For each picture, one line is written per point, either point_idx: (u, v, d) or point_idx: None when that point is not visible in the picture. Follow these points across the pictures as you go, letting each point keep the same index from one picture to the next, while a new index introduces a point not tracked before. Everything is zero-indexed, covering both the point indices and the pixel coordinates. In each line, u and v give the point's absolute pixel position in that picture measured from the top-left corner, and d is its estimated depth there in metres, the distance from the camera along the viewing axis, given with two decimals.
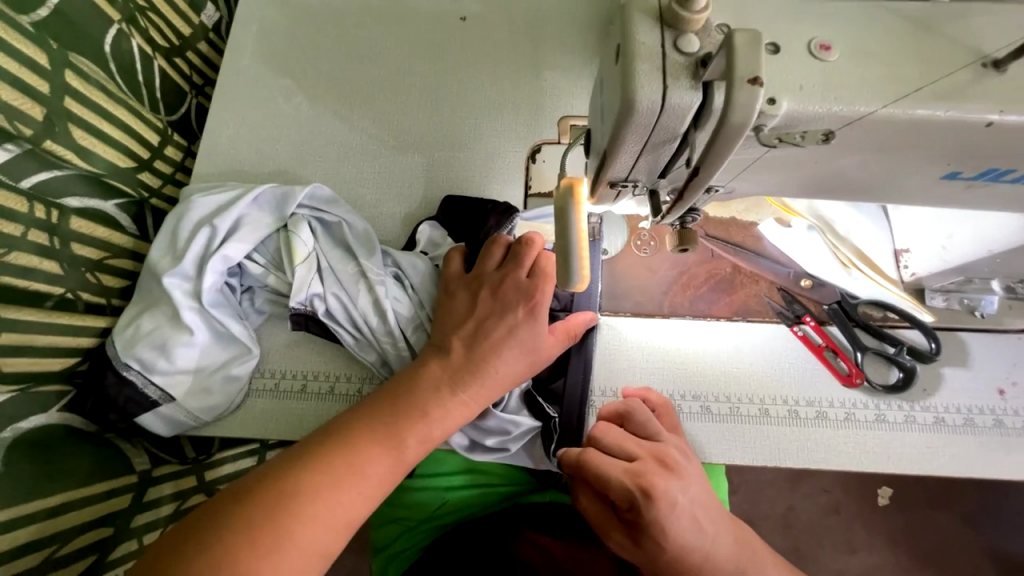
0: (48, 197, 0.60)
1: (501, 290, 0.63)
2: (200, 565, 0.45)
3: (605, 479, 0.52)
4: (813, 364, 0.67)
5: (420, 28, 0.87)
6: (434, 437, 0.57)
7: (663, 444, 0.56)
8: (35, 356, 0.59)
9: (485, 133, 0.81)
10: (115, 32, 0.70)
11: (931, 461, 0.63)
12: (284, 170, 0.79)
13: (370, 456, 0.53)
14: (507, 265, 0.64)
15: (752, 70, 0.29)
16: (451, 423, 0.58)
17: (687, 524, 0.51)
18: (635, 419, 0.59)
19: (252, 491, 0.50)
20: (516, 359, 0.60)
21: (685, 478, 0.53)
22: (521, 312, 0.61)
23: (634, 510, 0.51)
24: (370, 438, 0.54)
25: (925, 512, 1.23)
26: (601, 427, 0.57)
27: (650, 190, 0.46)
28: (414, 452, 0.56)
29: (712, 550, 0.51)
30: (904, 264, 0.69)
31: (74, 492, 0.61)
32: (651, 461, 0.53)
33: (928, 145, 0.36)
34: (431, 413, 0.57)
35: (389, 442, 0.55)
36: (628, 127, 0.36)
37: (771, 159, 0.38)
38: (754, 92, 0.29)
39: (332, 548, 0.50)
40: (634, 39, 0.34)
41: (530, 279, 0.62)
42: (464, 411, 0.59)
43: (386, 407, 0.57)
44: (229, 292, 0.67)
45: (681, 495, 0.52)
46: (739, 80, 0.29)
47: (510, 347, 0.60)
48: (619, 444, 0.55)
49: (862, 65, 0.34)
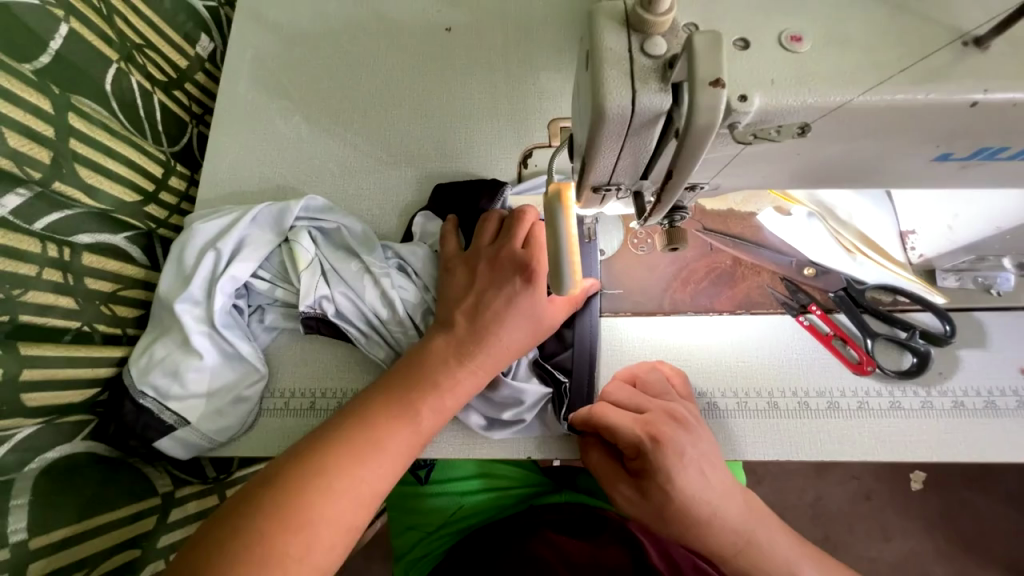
0: (60, 236, 0.63)
1: (497, 263, 0.62)
2: (230, 543, 0.47)
3: (615, 429, 0.52)
4: (823, 354, 0.66)
5: (407, 42, 0.88)
6: (448, 407, 0.58)
7: (673, 402, 0.56)
8: (57, 389, 0.62)
9: (476, 140, 0.81)
10: (114, 71, 0.73)
11: (951, 447, 0.61)
12: (285, 191, 0.81)
13: (386, 432, 0.54)
14: (501, 239, 0.64)
15: (713, 72, 0.29)
16: (463, 393, 0.59)
17: (695, 474, 0.51)
18: (646, 378, 0.60)
19: (276, 469, 0.52)
20: (519, 328, 0.60)
21: (694, 432, 0.53)
22: (519, 281, 0.61)
23: (641, 458, 0.52)
24: (383, 415, 0.55)
25: (961, 495, 1.18)
26: (612, 384, 0.58)
27: (634, 192, 0.45)
28: (431, 423, 0.57)
29: (721, 507, 0.51)
30: (911, 246, 0.67)
31: (102, 516, 0.63)
32: (662, 413, 0.54)
33: (913, 129, 0.35)
34: (441, 385, 0.57)
35: (405, 415, 0.56)
36: (601, 133, 0.36)
37: (751, 156, 0.38)
38: (717, 93, 0.29)
39: (357, 525, 0.51)
40: (601, 45, 0.34)
41: (525, 249, 0.62)
42: (474, 379, 0.59)
43: (399, 383, 0.57)
44: (238, 313, 0.69)
45: (690, 447, 0.52)
46: (701, 83, 0.29)
47: (513, 316, 0.60)
48: (630, 399, 0.56)
49: (835, 54, 0.33)
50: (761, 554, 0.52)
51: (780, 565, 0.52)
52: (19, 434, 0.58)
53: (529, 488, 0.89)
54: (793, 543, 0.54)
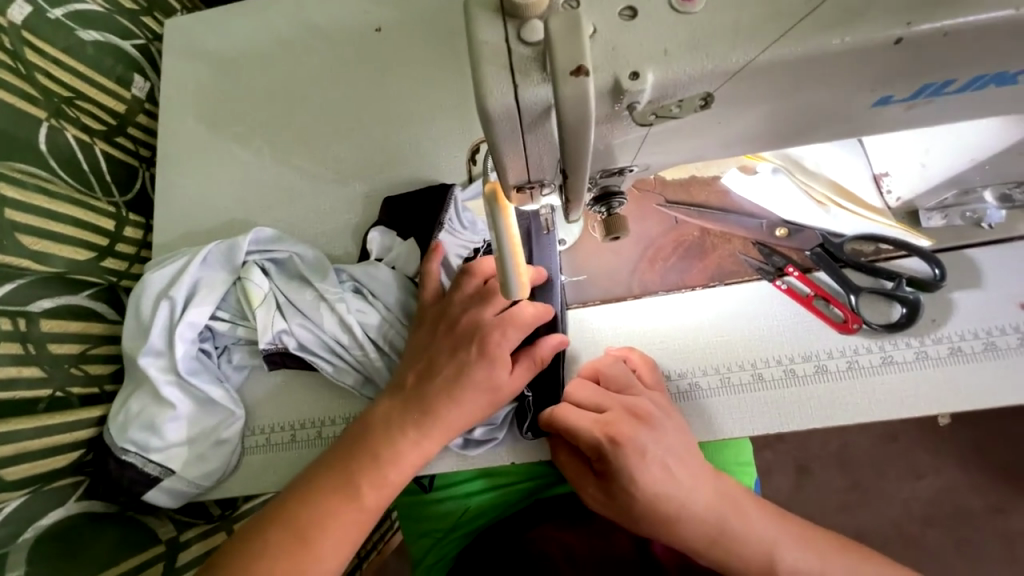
0: (13, 307, 0.63)
1: (457, 329, 0.59)
2: None
3: (575, 432, 0.53)
4: (804, 316, 0.62)
5: (340, 49, 0.84)
6: (390, 480, 0.55)
7: (638, 396, 0.55)
8: (36, 458, 0.63)
9: (423, 143, 0.78)
10: (46, 129, 0.72)
11: (945, 400, 0.58)
12: (239, 225, 0.79)
13: (329, 508, 0.53)
14: (474, 302, 0.60)
15: (574, 59, 0.28)
16: (407, 465, 0.56)
17: (658, 472, 0.50)
18: (609, 372, 0.59)
19: (246, 531, 0.54)
20: (472, 400, 0.56)
21: (658, 428, 0.52)
22: (473, 351, 0.57)
23: (603, 460, 0.51)
24: (327, 490, 0.54)
25: (989, 425, 1.14)
26: (575, 384, 0.58)
27: (560, 186, 0.41)
28: (374, 499, 0.54)
29: (690, 500, 0.51)
30: (887, 190, 0.62)
31: (117, 568, 0.65)
32: (622, 412, 0.53)
33: (837, 78, 0.32)
34: (382, 455, 0.55)
35: (346, 489, 0.54)
36: (494, 135, 0.33)
37: (665, 133, 0.35)
38: (581, 81, 0.28)
39: None
40: (475, 40, 0.31)
41: (496, 318, 0.58)
42: (418, 449, 0.56)
43: (342, 454, 0.56)
44: (205, 357, 0.68)
45: (653, 444, 0.51)
46: (562, 74, 0.28)
47: (465, 388, 0.56)
48: (590, 398, 0.56)
49: (736, 9, 0.29)
50: (732, 540, 0.51)
51: (759, 545, 0.51)
52: (7, 507, 0.59)
53: (535, 481, 0.83)
54: (770, 520, 0.53)
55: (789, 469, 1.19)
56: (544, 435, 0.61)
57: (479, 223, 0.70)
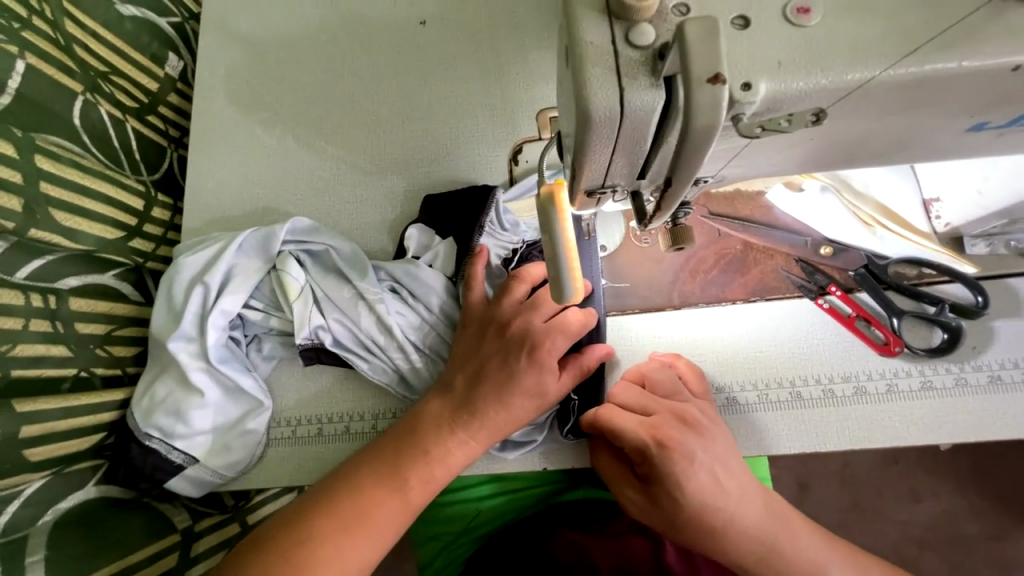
0: (44, 283, 0.62)
1: (506, 334, 0.58)
2: None
3: (620, 432, 0.52)
4: (846, 337, 0.62)
5: (381, 39, 0.83)
6: (436, 477, 0.55)
7: (685, 403, 0.55)
8: (60, 439, 0.61)
9: (463, 139, 0.77)
10: (81, 104, 0.70)
11: (984, 429, 0.58)
12: (269, 212, 0.78)
13: (376, 499, 0.53)
14: (523, 307, 0.60)
15: (710, 68, 0.27)
16: (453, 463, 0.55)
17: (704, 479, 0.50)
18: (655, 377, 0.58)
19: (284, 520, 0.53)
20: (521, 404, 0.56)
21: (707, 436, 0.53)
22: (523, 358, 0.56)
23: (647, 463, 0.51)
24: (374, 480, 0.54)
25: (992, 452, 1.15)
26: (620, 386, 0.58)
27: (632, 193, 0.41)
28: (419, 495, 0.54)
29: (737, 511, 0.50)
30: (936, 215, 0.63)
31: (126, 559, 0.62)
32: (669, 416, 0.53)
33: (941, 100, 0.32)
34: (431, 451, 0.55)
35: (393, 486, 0.54)
36: (588, 140, 0.32)
37: (761, 145, 0.35)
38: (717, 89, 0.27)
39: None
40: (581, 40, 0.31)
41: (546, 325, 0.57)
42: (467, 450, 0.56)
43: (389, 447, 0.56)
44: (234, 345, 0.67)
45: (700, 451, 0.51)
46: (696, 80, 0.27)
47: (514, 393, 0.56)
48: (637, 401, 0.55)
49: (851, 28, 0.30)
50: (780, 556, 0.51)
51: (803, 564, 0.51)
52: (27, 489, 0.58)
53: (547, 487, 0.83)
54: (815, 539, 0.53)
55: (791, 485, 1.19)
56: (585, 437, 0.61)
57: (521, 225, 0.69)
